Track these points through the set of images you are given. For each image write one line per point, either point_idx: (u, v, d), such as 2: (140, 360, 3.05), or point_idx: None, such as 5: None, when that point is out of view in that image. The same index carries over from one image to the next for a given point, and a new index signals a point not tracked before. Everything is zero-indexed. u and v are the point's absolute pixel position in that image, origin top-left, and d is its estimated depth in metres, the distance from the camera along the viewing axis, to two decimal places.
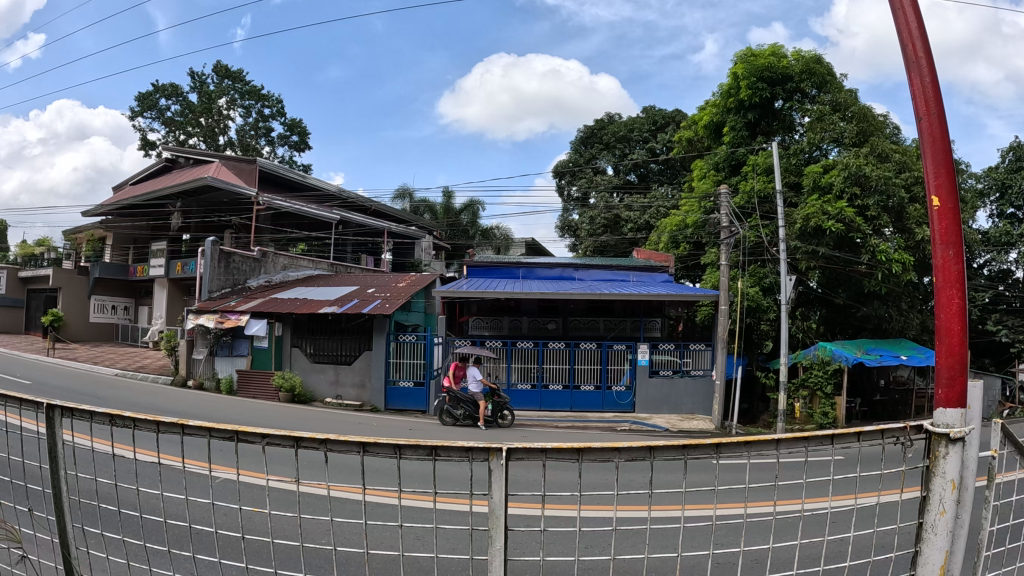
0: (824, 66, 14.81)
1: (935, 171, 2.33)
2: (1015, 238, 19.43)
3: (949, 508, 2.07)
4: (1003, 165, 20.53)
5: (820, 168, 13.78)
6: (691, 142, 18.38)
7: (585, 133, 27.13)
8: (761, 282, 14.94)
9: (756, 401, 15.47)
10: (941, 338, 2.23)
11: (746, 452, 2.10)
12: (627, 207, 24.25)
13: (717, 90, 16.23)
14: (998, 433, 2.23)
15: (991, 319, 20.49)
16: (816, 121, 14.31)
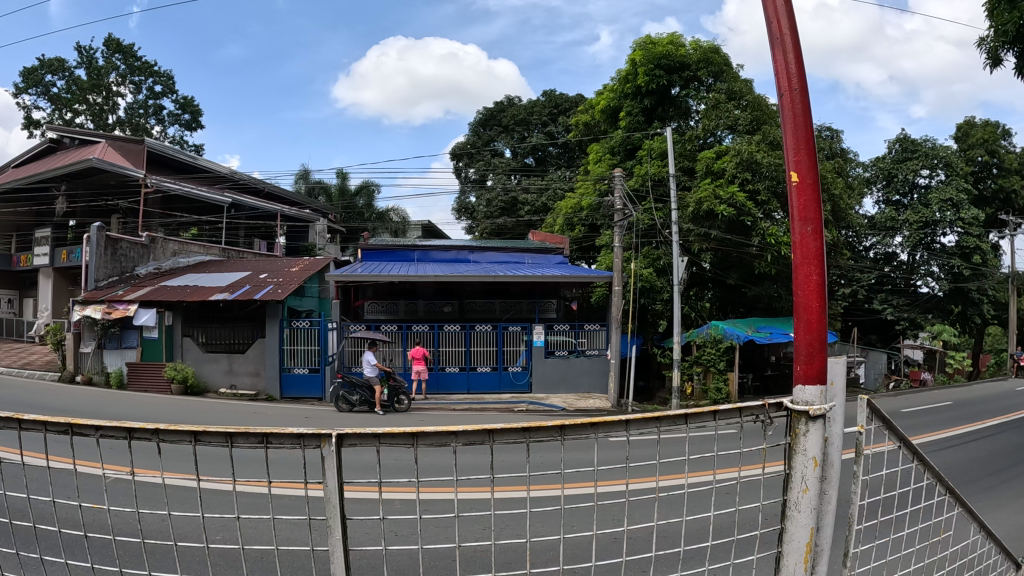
0: (720, 56, 15.29)
1: (796, 147, 2.19)
2: (899, 222, 20.83)
3: (812, 486, 1.93)
4: (890, 155, 21.63)
5: (714, 154, 14.21)
6: (588, 126, 18.63)
7: (483, 116, 27.16)
8: (655, 264, 15.24)
9: (653, 379, 16.24)
10: (801, 315, 2.11)
11: (592, 433, 1.84)
12: (524, 190, 24.53)
13: (615, 75, 16.46)
14: (864, 411, 2.19)
15: (878, 298, 21.87)
16: (712, 109, 14.71)
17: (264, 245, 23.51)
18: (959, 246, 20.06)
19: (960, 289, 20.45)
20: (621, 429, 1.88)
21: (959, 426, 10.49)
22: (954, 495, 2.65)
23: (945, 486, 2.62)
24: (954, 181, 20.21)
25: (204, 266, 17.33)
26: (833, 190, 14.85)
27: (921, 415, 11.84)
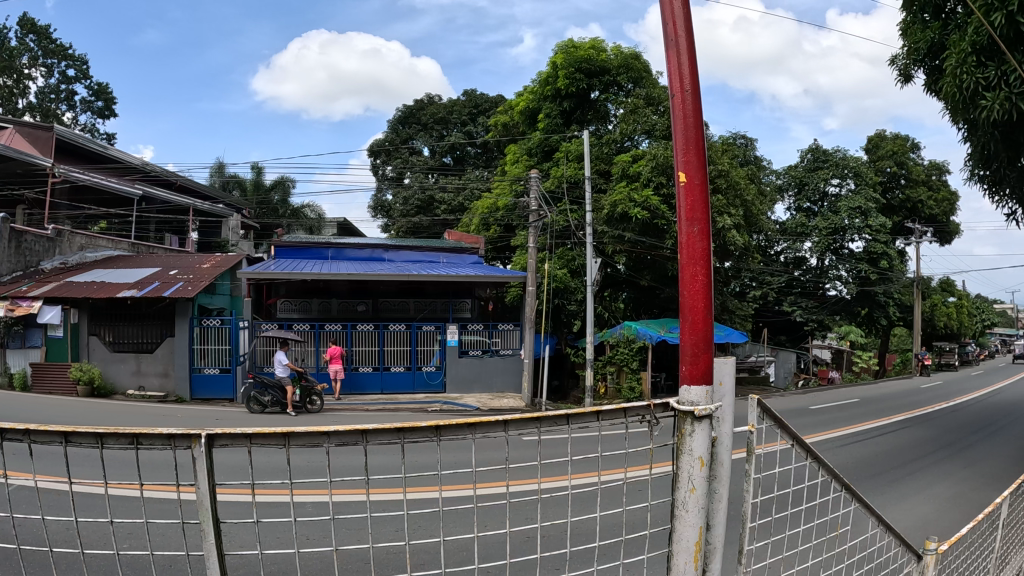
0: (640, 63, 15.58)
1: (683, 147, 2.06)
2: (809, 229, 21.64)
3: (699, 485, 1.89)
4: (803, 164, 22.45)
5: (630, 158, 14.43)
6: (506, 127, 18.71)
7: (403, 113, 26.96)
8: (569, 264, 15.43)
9: (567, 377, 16.51)
10: (685, 316, 2.02)
11: (471, 435, 1.74)
12: (441, 189, 24.44)
13: (535, 77, 16.55)
14: (754, 411, 2.12)
15: (788, 300, 22.44)
16: (630, 113, 14.89)
17: (176, 240, 22.71)
18: (868, 251, 21.38)
19: (868, 293, 21.98)
20: (502, 430, 1.76)
21: (864, 422, 11.01)
22: (860, 502, 2.53)
23: (848, 490, 2.52)
24: (862, 191, 21.17)
25: (113, 262, 16.62)
26: (745, 196, 15.33)
27: (827, 412, 12.35)
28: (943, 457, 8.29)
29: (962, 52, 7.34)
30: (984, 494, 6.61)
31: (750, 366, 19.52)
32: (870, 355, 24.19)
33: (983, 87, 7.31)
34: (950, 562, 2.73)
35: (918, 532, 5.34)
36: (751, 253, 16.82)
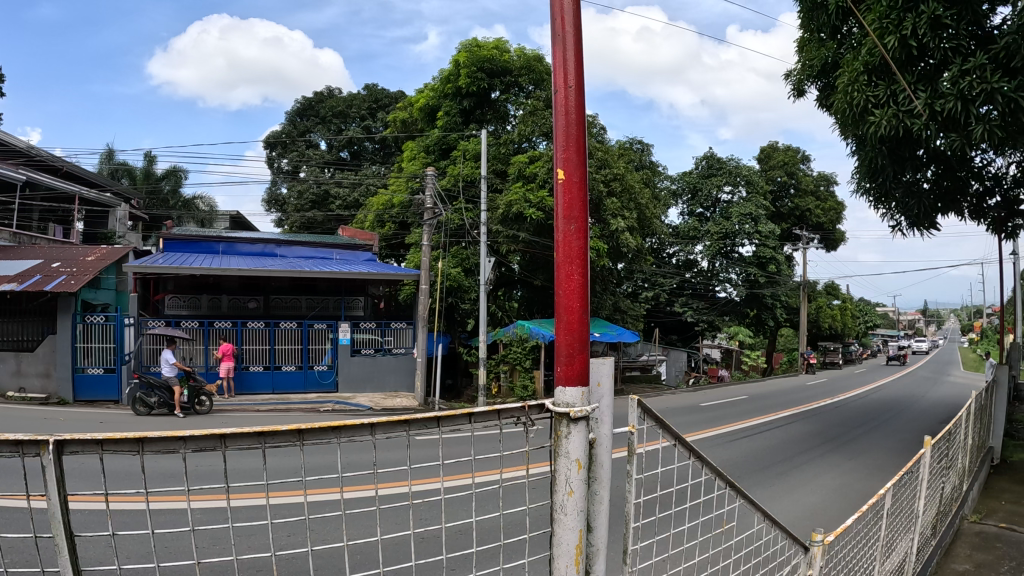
0: (542, 66, 15.79)
1: (564, 143, 2.06)
2: (700, 233, 22.48)
3: (577, 488, 1.90)
4: (696, 171, 23.25)
5: (526, 159, 14.55)
6: (405, 123, 18.56)
7: (301, 104, 26.39)
8: (464, 263, 15.45)
9: (460, 376, 16.28)
10: (560, 314, 2.02)
11: (338, 439, 1.62)
12: (337, 184, 24.03)
13: (437, 75, 16.48)
14: (634, 411, 2.07)
15: (679, 302, 23.09)
16: (529, 115, 15.00)
17: (57, 229, 21.40)
18: (757, 255, 22.16)
19: (756, 296, 22.48)
20: (370, 433, 1.63)
21: (753, 417, 11.48)
22: (745, 497, 2.52)
23: (733, 488, 2.47)
24: (753, 198, 22.08)
25: None
26: (639, 200, 15.70)
27: (716, 409, 12.82)
28: (826, 450, 8.69)
29: (857, 70, 7.73)
30: (869, 485, 6.95)
31: (642, 364, 19.98)
32: (757, 354, 25.13)
33: (873, 105, 7.70)
34: (833, 553, 2.81)
35: (810, 524, 5.57)
36: (644, 256, 17.23)
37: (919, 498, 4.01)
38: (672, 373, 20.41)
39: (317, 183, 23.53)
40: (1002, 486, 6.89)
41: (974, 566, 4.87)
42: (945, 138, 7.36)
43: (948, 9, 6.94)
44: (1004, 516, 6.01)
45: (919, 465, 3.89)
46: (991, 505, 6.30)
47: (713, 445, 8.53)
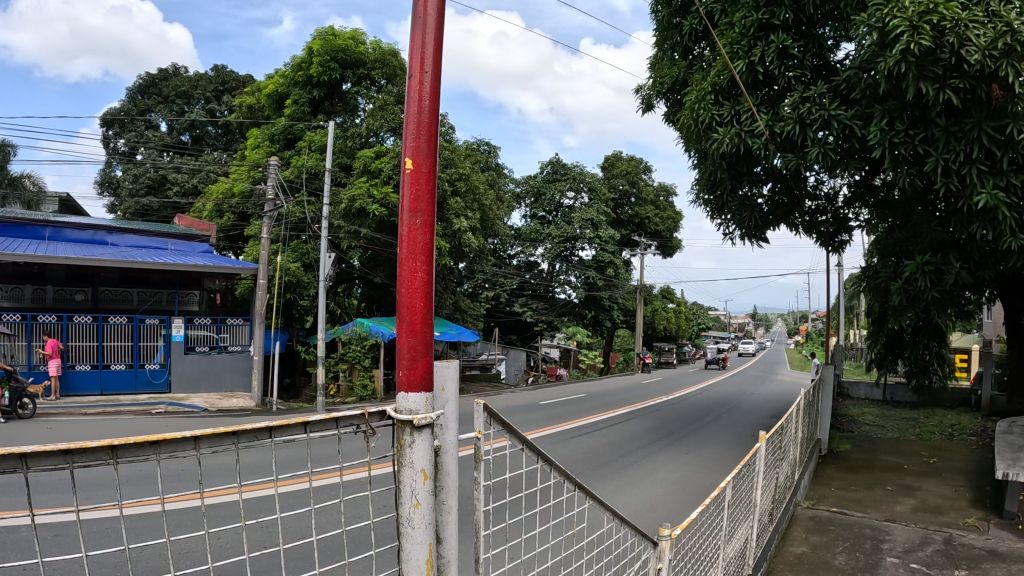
0: (396, 61, 15.72)
1: (414, 131, 1.97)
2: (542, 236, 23.36)
3: (423, 500, 1.81)
4: (540, 175, 24.06)
5: (373, 153, 14.30)
6: (252, 109, 17.85)
7: (144, 81, 24.90)
8: (303, 258, 15.05)
9: (298, 375, 16.38)
10: (401, 314, 1.92)
11: (156, 454, 1.43)
12: (176, 169, 22.81)
13: (288, 61, 15.93)
14: (481, 416, 1.92)
15: (519, 302, 23.70)
16: (379, 109, 14.82)
17: None
18: (595, 260, 23.33)
19: (594, 297, 23.61)
20: (193, 448, 1.46)
21: (594, 415, 11.82)
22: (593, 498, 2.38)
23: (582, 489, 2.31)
24: (594, 204, 23.38)
25: None
26: (483, 200, 16.14)
27: (555, 407, 12.98)
28: (664, 444, 9.03)
29: (704, 89, 7.99)
30: (706, 476, 7.24)
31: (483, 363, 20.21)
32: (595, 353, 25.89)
33: (717, 123, 7.98)
34: (681, 546, 2.78)
35: (653, 516, 5.73)
36: (486, 256, 17.49)
37: (757, 489, 4.18)
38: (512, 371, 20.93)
39: (155, 167, 22.18)
40: (829, 474, 7.38)
41: (810, 548, 5.17)
42: (782, 159, 7.71)
43: (794, 41, 7.54)
44: (833, 501, 6.42)
45: (755, 459, 4.03)
46: (821, 491, 6.72)
47: (555, 444, 8.63)
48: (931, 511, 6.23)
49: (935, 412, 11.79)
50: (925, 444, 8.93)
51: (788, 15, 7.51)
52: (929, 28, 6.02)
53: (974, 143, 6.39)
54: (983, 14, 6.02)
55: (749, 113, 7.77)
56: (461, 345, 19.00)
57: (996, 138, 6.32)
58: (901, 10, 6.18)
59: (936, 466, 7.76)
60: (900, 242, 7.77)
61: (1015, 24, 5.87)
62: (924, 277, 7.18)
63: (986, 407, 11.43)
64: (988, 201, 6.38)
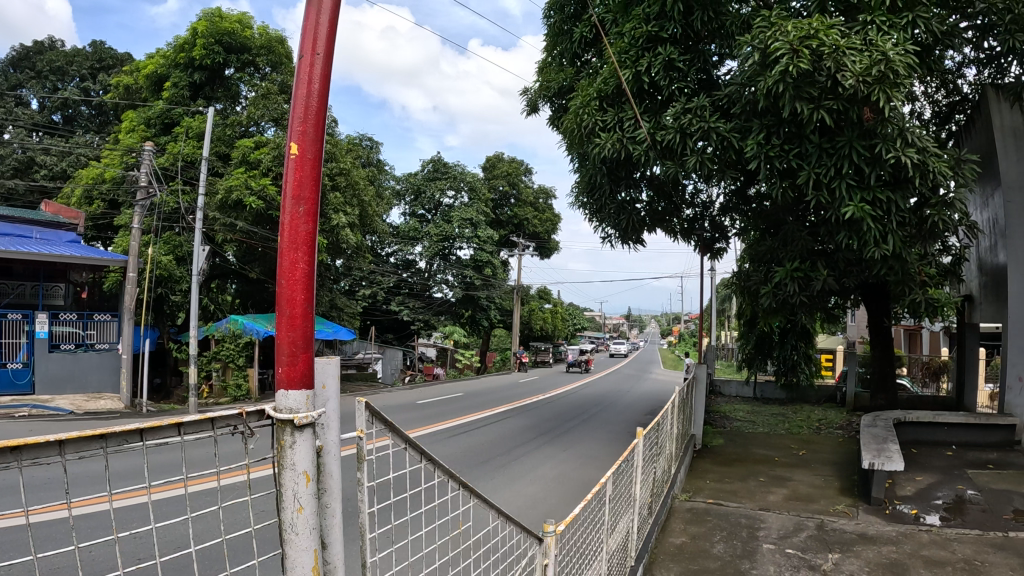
0: (283, 48, 15.41)
1: (303, 115, 1.88)
2: (421, 234, 23.37)
3: (306, 504, 1.72)
4: (422, 173, 24.15)
5: (252, 143, 13.94)
6: (130, 90, 16.96)
7: (16, 54, 23.36)
8: (176, 252, 14.19)
9: (170, 375, 15.85)
10: (279, 306, 1.81)
11: (18, 460, 1.24)
12: (43, 151, 21.41)
13: (170, 41, 15.21)
14: (364, 413, 1.84)
15: (397, 300, 23.23)
16: (261, 98, 14.54)
17: None
18: (473, 259, 23.81)
19: (472, 297, 24.15)
20: (56, 453, 1.30)
21: (470, 414, 11.84)
22: (478, 498, 2.26)
23: (466, 489, 2.19)
24: (474, 204, 23.87)
25: None
26: (363, 196, 16.11)
27: (436, 408, 12.81)
28: (542, 443, 9.10)
29: (589, 95, 8.07)
30: (585, 472, 7.34)
31: (359, 362, 20.73)
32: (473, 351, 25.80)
33: (599, 129, 8.09)
34: (565, 542, 2.79)
35: (530, 513, 5.84)
36: (363, 253, 17.55)
37: (636, 483, 4.23)
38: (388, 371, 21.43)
39: (20, 147, 20.70)
40: (704, 467, 7.61)
41: (689, 538, 5.31)
42: (660, 166, 7.87)
43: (680, 55, 7.72)
44: (710, 493, 6.61)
45: (633, 455, 4.04)
46: (697, 484, 6.91)
47: (436, 445, 8.58)
48: (802, 499, 6.52)
49: (801, 408, 12.37)
50: (794, 437, 9.34)
51: (677, 30, 7.70)
52: (808, 53, 6.26)
53: (844, 159, 6.69)
54: (860, 43, 6.31)
55: (630, 121, 7.92)
56: (337, 344, 18.60)
57: (864, 157, 6.65)
58: (783, 35, 6.43)
59: (805, 458, 8.13)
60: (771, 249, 8.01)
61: (889, 53, 6.16)
62: (794, 283, 7.40)
63: (849, 403, 12.06)
64: (855, 213, 6.62)
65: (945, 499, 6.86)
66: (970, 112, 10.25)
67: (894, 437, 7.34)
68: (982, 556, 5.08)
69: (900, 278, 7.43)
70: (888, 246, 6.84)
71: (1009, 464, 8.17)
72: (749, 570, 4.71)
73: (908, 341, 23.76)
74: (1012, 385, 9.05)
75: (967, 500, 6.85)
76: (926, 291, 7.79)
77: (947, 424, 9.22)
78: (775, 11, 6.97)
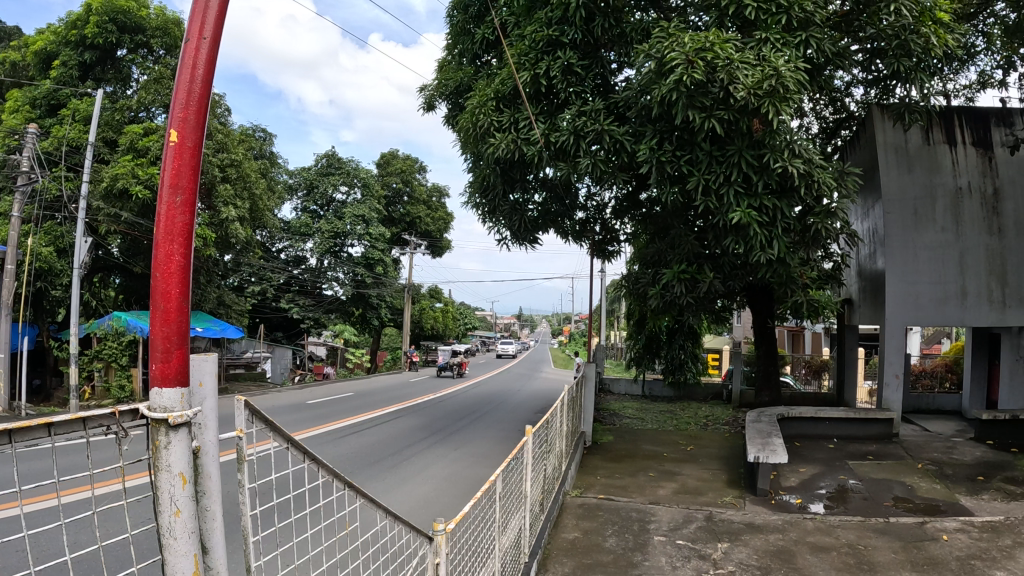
0: (178, 31, 14.82)
1: (184, 101, 1.82)
2: (312, 230, 22.83)
3: (183, 506, 1.67)
4: (315, 167, 23.59)
5: (141, 130, 13.34)
6: (15, 66, 15.90)
7: None
8: (57, 242, 13.44)
9: (49, 376, 14.97)
10: (153, 300, 1.75)
11: None
12: None
13: (61, 17, 14.36)
14: (243, 413, 1.79)
15: (285, 298, 22.91)
16: (153, 82, 13.94)
17: None
18: (363, 257, 23.62)
19: (362, 295, 23.95)
20: None
21: (360, 414, 11.68)
22: (366, 496, 2.17)
23: (353, 489, 2.10)
24: (366, 200, 23.64)
25: None
26: (254, 189, 15.69)
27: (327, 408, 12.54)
28: (433, 442, 9.06)
29: (487, 96, 8.09)
30: (477, 471, 7.36)
31: (247, 362, 20.84)
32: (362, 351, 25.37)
33: (495, 129, 8.13)
34: (456, 539, 2.79)
35: (422, 513, 5.81)
36: (252, 248, 17.21)
37: (526, 480, 4.27)
38: (277, 370, 21.52)
39: None
40: (595, 463, 7.76)
41: (582, 533, 5.41)
42: (555, 168, 7.97)
43: (578, 60, 7.84)
44: (601, 489, 6.76)
45: (522, 452, 4.05)
46: (588, 480, 7.05)
47: (326, 445, 8.43)
48: (691, 493, 6.76)
49: (688, 405, 12.81)
50: (682, 433, 9.66)
51: (577, 35, 7.81)
52: (702, 64, 6.46)
53: (733, 167, 6.96)
54: (753, 58, 6.55)
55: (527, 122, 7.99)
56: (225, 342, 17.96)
57: (753, 166, 6.93)
58: (680, 45, 6.60)
59: (692, 452, 8.42)
60: (660, 252, 8.23)
61: (780, 69, 6.40)
62: (681, 285, 7.64)
63: (735, 399, 12.56)
64: (743, 218, 6.87)
65: (828, 489, 7.24)
66: (854, 128, 10.85)
67: (778, 431, 7.69)
68: (864, 540, 5.40)
69: (783, 281, 7.78)
70: (774, 251, 7.13)
71: (885, 455, 8.70)
72: (641, 562, 4.84)
73: (789, 341, 24.94)
74: (889, 382, 9.69)
75: (847, 489, 7.26)
76: (807, 293, 8.19)
77: (829, 419, 9.68)
78: (673, 23, 7.16)
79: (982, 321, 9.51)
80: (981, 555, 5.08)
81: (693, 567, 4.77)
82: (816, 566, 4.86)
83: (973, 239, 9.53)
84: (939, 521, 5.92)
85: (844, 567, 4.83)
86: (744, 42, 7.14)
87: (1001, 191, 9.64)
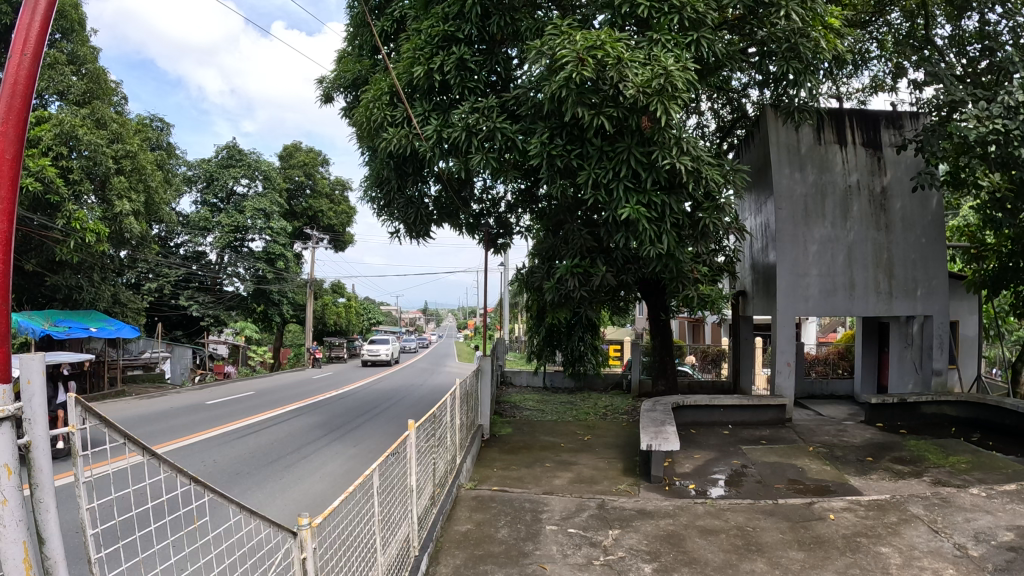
0: (75, 13, 13.83)
1: (2, 114, 1.84)
2: (211, 224, 22.11)
3: (11, 496, 1.70)
4: (215, 159, 22.91)
5: (31, 118, 12.60)
6: None
7: None
8: None
9: None
10: None
11: None
12: None
13: None
14: (74, 409, 1.73)
15: (185, 295, 21.91)
16: (46, 66, 13.33)
17: None
18: (265, 252, 23.37)
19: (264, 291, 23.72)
20: None
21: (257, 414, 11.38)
22: (216, 491, 2.07)
23: (199, 484, 1.99)
24: (268, 193, 23.28)
25: None
26: (150, 182, 15.07)
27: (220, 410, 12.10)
28: (332, 439, 9.02)
29: (381, 89, 8.04)
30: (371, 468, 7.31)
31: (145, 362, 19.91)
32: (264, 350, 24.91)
33: (388, 124, 8.11)
34: (326, 536, 2.77)
35: (315, 508, 5.81)
36: (149, 243, 16.30)
37: (411, 475, 4.29)
38: (177, 371, 20.89)
39: None
40: (492, 456, 7.82)
41: (474, 525, 5.46)
42: (447, 163, 8.01)
43: (472, 56, 7.88)
44: (496, 481, 6.83)
45: (402, 447, 4.06)
46: (485, 473, 7.11)
47: (219, 446, 8.27)
48: (586, 482, 6.90)
49: (590, 396, 13.03)
50: (580, 424, 9.83)
51: (472, 32, 7.85)
52: (592, 62, 6.56)
53: (622, 163, 7.12)
54: (643, 57, 6.70)
55: (420, 117, 8.01)
56: (119, 343, 17.19)
57: (642, 162, 7.11)
58: (571, 43, 6.68)
59: (589, 442, 8.60)
60: (553, 246, 8.36)
61: (669, 69, 6.58)
62: (574, 279, 7.80)
63: (634, 389, 12.90)
64: (631, 214, 7.04)
65: (721, 473, 7.51)
66: (748, 128, 11.26)
67: (672, 420, 7.91)
68: (753, 522, 5.63)
69: (674, 275, 8.01)
70: (662, 245, 7.32)
71: (777, 439, 9.06)
72: (532, 551, 4.91)
73: (691, 333, 25.72)
74: (781, 370, 10.05)
75: (742, 473, 7.53)
76: (698, 287, 8.42)
77: (722, 406, 9.94)
78: (566, 21, 7.27)
79: (867, 312, 10.03)
80: (865, 532, 5.38)
81: (584, 554, 4.87)
82: (705, 548, 5.04)
83: (859, 234, 10.07)
84: (825, 501, 6.22)
85: (732, 549, 5.03)
86: (638, 42, 7.25)
87: (887, 190, 10.20)
